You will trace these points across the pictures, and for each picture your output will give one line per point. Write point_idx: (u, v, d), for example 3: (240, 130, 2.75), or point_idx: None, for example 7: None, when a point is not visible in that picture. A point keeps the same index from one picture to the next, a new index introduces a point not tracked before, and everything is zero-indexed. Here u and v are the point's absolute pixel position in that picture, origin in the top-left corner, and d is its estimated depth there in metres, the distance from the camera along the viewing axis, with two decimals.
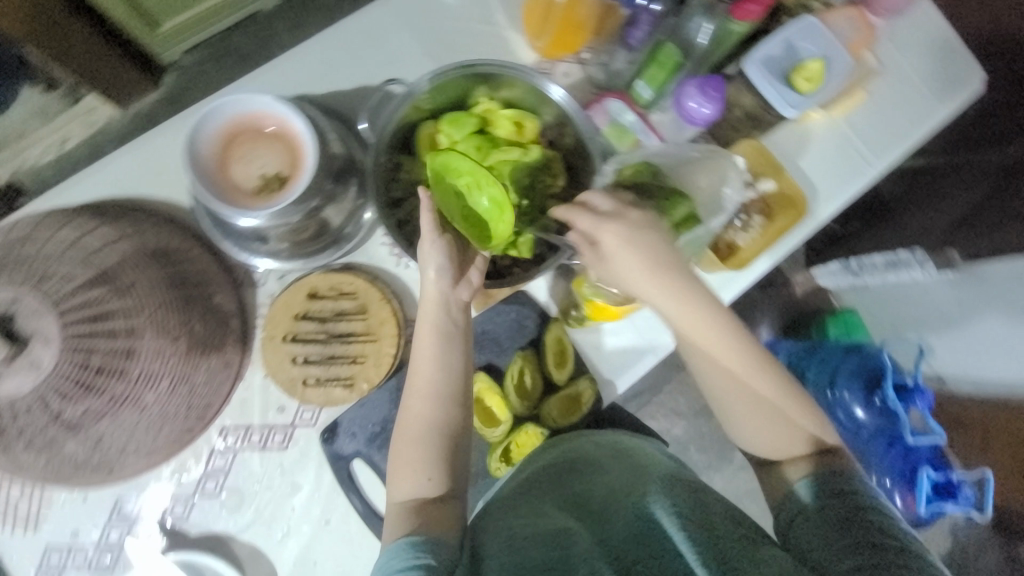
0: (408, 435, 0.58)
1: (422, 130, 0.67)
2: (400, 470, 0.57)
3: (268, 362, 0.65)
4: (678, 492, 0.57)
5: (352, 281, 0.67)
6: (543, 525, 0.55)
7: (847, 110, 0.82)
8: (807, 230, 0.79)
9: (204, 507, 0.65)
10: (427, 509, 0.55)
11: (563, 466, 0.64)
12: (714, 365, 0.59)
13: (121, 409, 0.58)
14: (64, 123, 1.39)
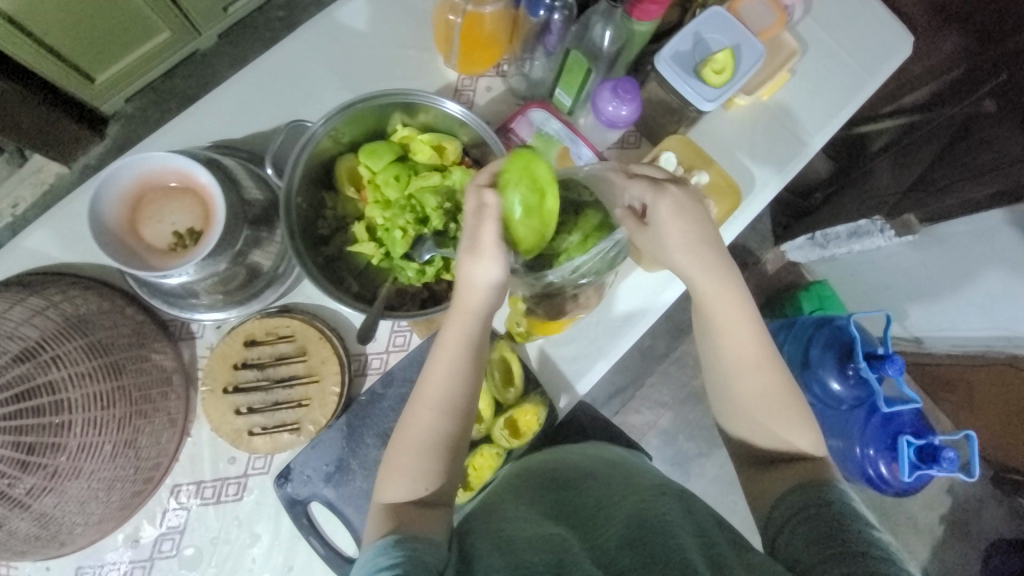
0: (417, 433, 0.56)
1: (340, 164, 0.66)
2: (395, 469, 0.56)
3: (211, 417, 0.65)
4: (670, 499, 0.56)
5: (288, 323, 0.67)
6: (534, 529, 0.52)
7: (773, 92, 0.82)
8: (746, 216, 0.79)
9: (164, 568, 0.64)
10: (408, 514, 0.54)
11: (549, 483, 0.63)
12: (733, 347, 0.60)
13: (61, 485, 0.55)
14: (12, 185, 1.37)
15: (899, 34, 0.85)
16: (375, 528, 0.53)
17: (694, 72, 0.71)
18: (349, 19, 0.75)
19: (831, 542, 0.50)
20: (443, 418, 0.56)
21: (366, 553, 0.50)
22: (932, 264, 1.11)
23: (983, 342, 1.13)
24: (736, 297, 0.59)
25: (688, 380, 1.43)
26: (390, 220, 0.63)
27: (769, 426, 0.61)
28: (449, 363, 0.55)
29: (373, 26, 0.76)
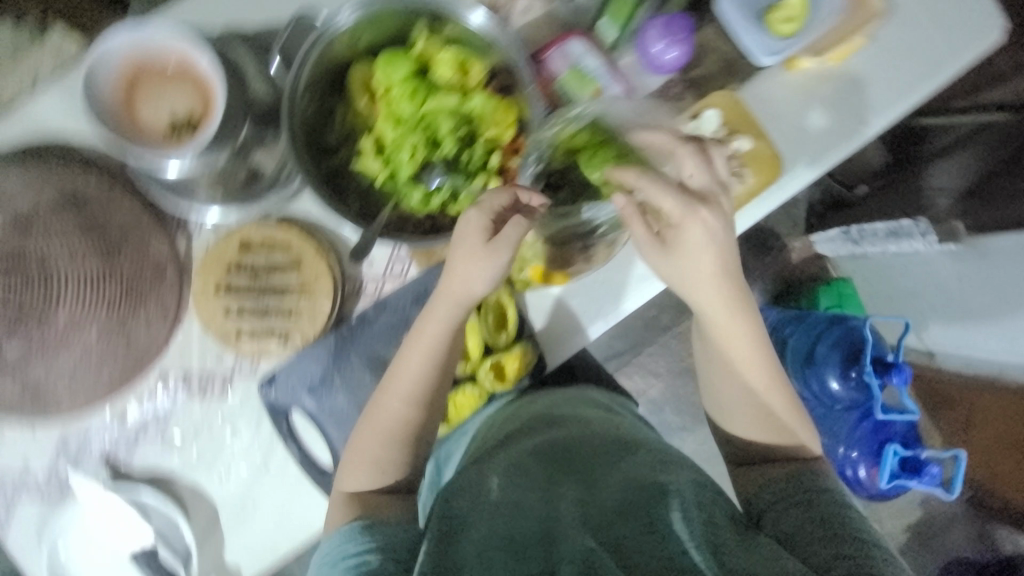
0: (383, 420, 0.59)
1: (354, 70, 0.61)
2: (357, 465, 0.60)
3: (200, 314, 0.64)
4: (676, 477, 0.53)
5: (286, 233, 0.65)
6: (519, 492, 0.54)
7: (845, 58, 0.73)
8: (785, 194, 0.73)
9: (147, 447, 0.66)
10: (368, 500, 0.59)
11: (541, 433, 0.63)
12: (720, 354, 0.59)
13: (56, 350, 0.63)
14: None
15: (993, 14, 0.74)
16: (341, 513, 0.58)
17: (760, 19, 0.70)
18: None
19: (816, 524, 0.50)
20: (412, 405, 0.59)
21: (328, 542, 0.55)
22: (976, 283, 1.03)
23: (997, 366, 1.09)
24: (721, 302, 0.55)
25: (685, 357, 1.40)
26: (398, 139, 0.59)
27: (750, 407, 0.61)
28: (428, 350, 0.57)
29: None
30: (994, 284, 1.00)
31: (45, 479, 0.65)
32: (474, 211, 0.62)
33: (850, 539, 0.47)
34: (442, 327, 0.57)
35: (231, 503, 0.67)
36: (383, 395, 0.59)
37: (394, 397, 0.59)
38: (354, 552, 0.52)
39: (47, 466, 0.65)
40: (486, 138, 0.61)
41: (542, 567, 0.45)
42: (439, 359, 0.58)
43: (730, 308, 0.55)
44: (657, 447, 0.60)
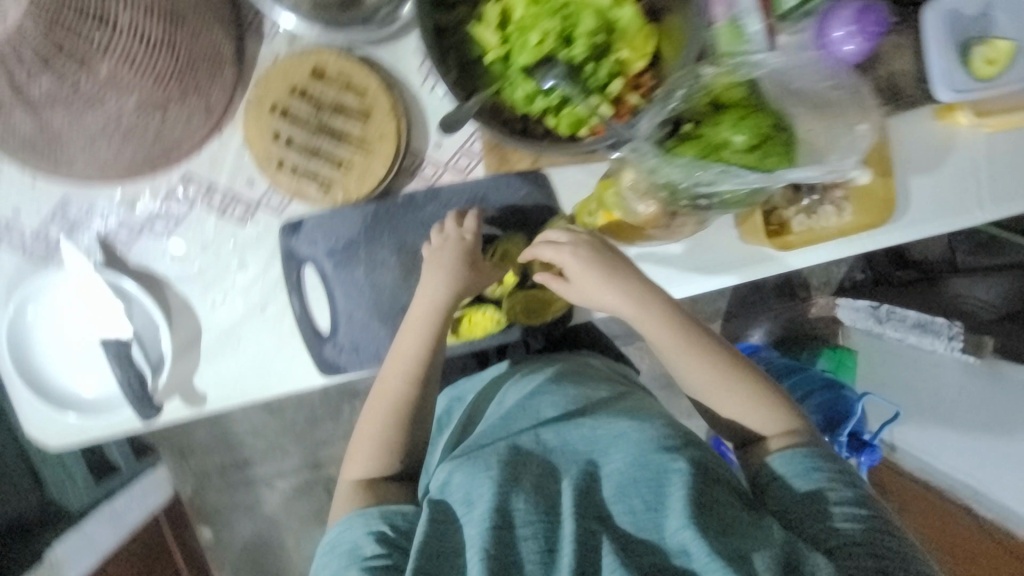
0: (382, 401, 0.62)
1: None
2: (361, 450, 0.63)
3: (247, 126, 0.58)
4: (679, 450, 0.55)
5: (365, 77, 0.58)
6: (513, 466, 0.57)
7: (997, 131, 0.67)
8: (875, 244, 0.68)
9: (149, 244, 0.62)
10: (377, 487, 0.60)
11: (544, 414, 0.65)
12: (696, 371, 0.61)
13: (79, 105, 0.48)
14: None
15: None
16: (347, 502, 0.60)
17: (961, 51, 0.62)
18: None
19: (818, 504, 0.51)
20: (406, 385, 0.61)
21: (334, 527, 0.57)
22: (974, 402, 0.92)
23: (950, 479, 0.97)
24: (664, 332, 0.59)
25: None
26: (527, 20, 0.52)
27: (735, 407, 0.61)
28: (413, 338, 0.61)
29: None
30: (992, 406, 0.90)
31: (29, 239, 0.60)
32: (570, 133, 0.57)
33: (847, 515, 0.50)
34: (423, 320, 0.60)
35: (218, 330, 0.64)
36: (376, 395, 0.63)
37: (388, 378, 0.62)
38: (352, 538, 0.55)
39: (37, 225, 0.60)
40: (616, 58, 0.54)
41: (541, 547, 0.49)
42: (427, 346, 0.61)
43: (676, 335, 0.59)
44: (661, 420, 0.62)
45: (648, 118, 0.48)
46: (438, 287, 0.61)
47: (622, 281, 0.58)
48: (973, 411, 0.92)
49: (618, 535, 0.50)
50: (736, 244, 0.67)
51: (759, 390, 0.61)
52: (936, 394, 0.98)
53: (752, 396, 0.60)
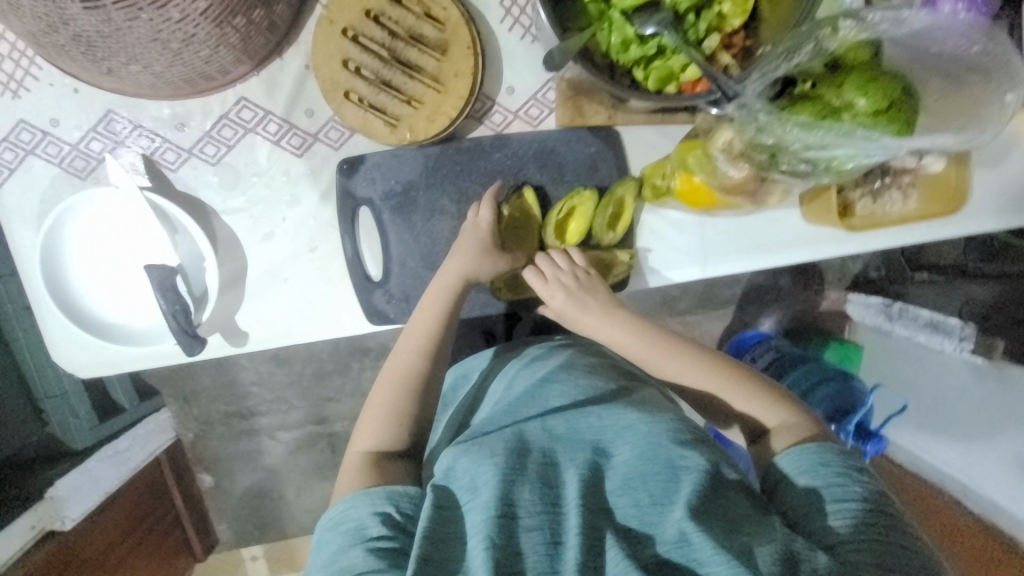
0: (393, 375, 0.59)
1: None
2: (371, 421, 0.57)
3: (315, 50, 0.54)
4: (690, 444, 0.51)
5: (445, 7, 0.54)
6: (513, 451, 0.51)
7: None
8: (934, 235, 0.67)
9: (197, 168, 0.59)
10: (383, 463, 0.54)
11: (545, 398, 0.60)
12: (680, 373, 0.61)
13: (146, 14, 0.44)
14: None
15: None
16: (350, 479, 0.53)
17: None
18: None
19: (829, 502, 0.47)
20: (420, 359, 0.59)
21: (334, 506, 0.50)
22: (973, 406, 0.90)
23: (938, 475, 0.95)
24: (657, 348, 0.61)
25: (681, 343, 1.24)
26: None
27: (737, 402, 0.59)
28: (430, 314, 0.59)
29: None
30: (987, 410, 0.87)
31: (68, 152, 0.57)
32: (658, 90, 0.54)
33: (848, 512, 0.46)
34: (441, 292, 0.59)
35: (264, 267, 0.61)
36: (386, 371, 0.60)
37: (401, 351, 0.60)
38: (355, 518, 0.48)
39: (78, 139, 0.57)
40: (716, 11, 0.51)
41: (546, 541, 0.44)
42: (444, 320, 0.59)
43: (671, 347, 0.61)
44: (669, 412, 0.58)
45: (757, 76, 0.46)
46: (467, 257, 0.59)
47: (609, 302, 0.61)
48: (970, 415, 0.90)
49: (622, 529, 0.46)
50: (799, 222, 0.65)
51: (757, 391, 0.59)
52: (936, 394, 0.97)
53: (754, 396, 0.58)
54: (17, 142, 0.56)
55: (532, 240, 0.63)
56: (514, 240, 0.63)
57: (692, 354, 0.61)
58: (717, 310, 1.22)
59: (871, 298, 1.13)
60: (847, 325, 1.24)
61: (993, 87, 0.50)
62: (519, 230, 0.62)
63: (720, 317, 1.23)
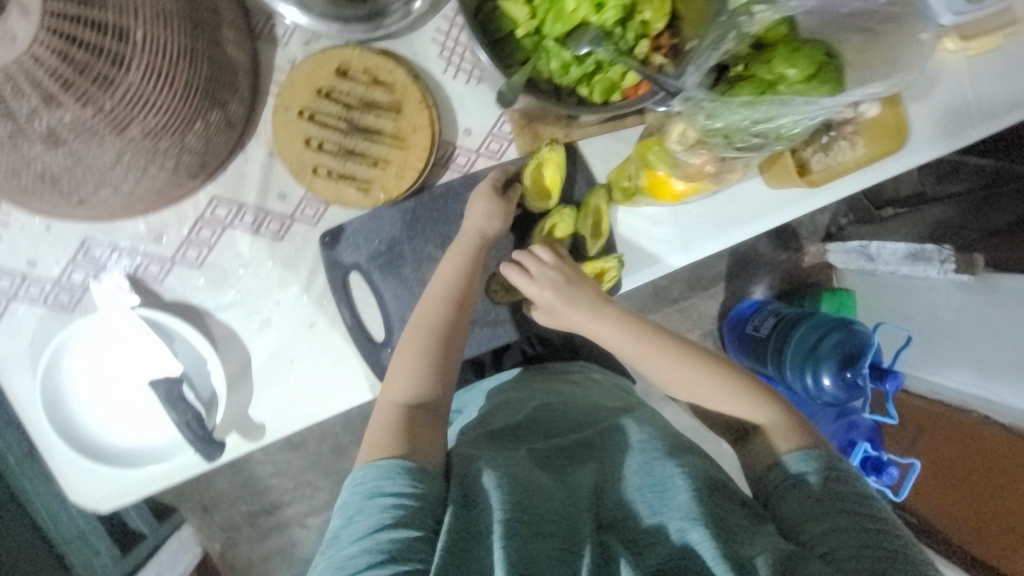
0: (418, 332, 0.56)
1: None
2: (400, 372, 0.55)
3: (277, 136, 0.56)
4: (685, 458, 0.53)
5: (391, 70, 0.57)
6: (522, 465, 0.50)
7: (977, 54, 0.72)
8: (886, 173, 0.71)
9: (183, 274, 0.59)
10: (419, 416, 0.53)
11: (540, 421, 0.60)
12: (668, 370, 0.59)
13: (103, 133, 0.46)
14: None
15: None
16: (382, 437, 0.50)
17: None
18: None
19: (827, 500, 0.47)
20: (449, 315, 0.57)
21: (361, 472, 0.47)
22: (972, 330, 0.93)
23: (959, 395, 0.98)
24: (659, 357, 0.59)
25: (686, 330, 1.23)
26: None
27: (733, 408, 0.58)
28: (454, 274, 0.58)
29: None
30: (982, 325, 0.91)
31: (52, 288, 0.57)
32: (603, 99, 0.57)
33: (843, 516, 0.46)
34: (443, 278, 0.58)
35: (267, 355, 0.61)
36: (410, 329, 0.57)
37: (424, 313, 0.57)
38: (390, 493, 0.45)
39: (59, 273, 0.57)
40: (639, 22, 0.55)
41: (561, 546, 0.43)
42: (470, 272, 0.58)
43: (673, 357, 0.59)
44: (663, 429, 0.60)
45: (694, 68, 0.49)
46: (480, 217, 0.59)
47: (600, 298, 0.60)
48: (972, 340, 0.93)
49: (628, 541, 0.46)
50: (763, 191, 0.68)
51: (762, 399, 0.57)
52: (938, 323, 1.00)
53: (756, 406, 0.57)
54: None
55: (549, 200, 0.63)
56: (537, 194, 0.62)
57: (701, 366, 0.59)
58: (709, 289, 1.24)
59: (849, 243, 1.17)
60: (835, 274, 1.26)
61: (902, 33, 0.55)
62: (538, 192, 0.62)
63: (714, 295, 1.25)
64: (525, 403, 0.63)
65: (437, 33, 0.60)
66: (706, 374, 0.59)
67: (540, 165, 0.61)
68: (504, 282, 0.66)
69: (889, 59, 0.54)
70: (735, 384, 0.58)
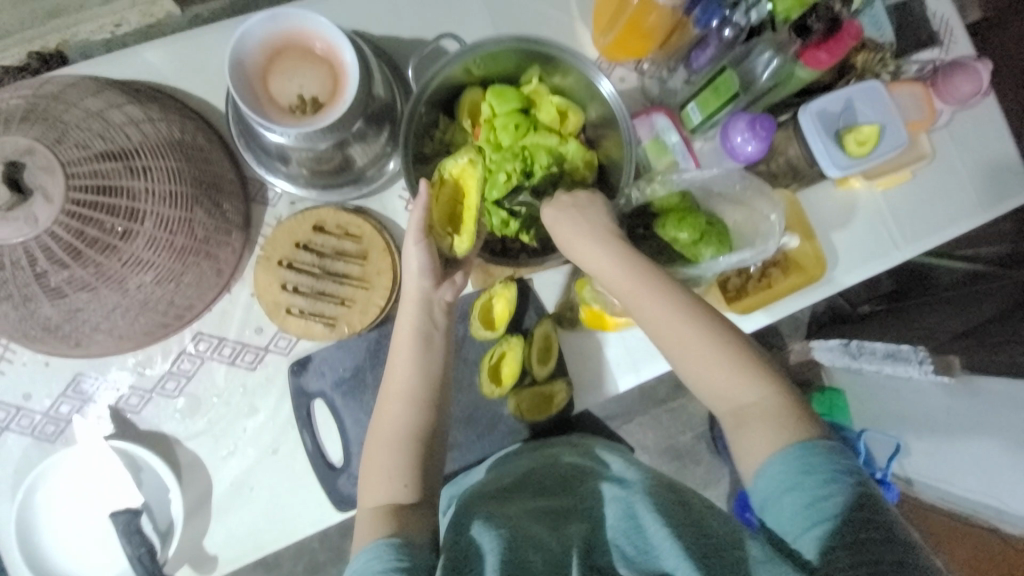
0: (382, 437, 0.56)
1: (465, 94, 0.66)
2: (377, 475, 0.55)
3: (257, 282, 0.65)
4: (669, 504, 0.56)
5: (360, 224, 0.67)
6: (521, 523, 0.55)
7: (889, 187, 0.79)
8: (820, 293, 0.77)
9: (160, 405, 0.64)
10: (401, 515, 0.52)
11: (531, 480, 0.63)
12: (673, 346, 0.54)
13: (103, 286, 0.55)
14: (121, 7, 1.16)
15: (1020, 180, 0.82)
16: (367, 532, 0.52)
17: (835, 135, 0.69)
18: None
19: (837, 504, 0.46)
20: (406, 413, 0.56)
21: (356, 559, 0.49)
22: (966, 441, 0.91)
23: (968, 502, 0.92)
24: (665, 313, 0.54)
25: (676, 433, 1.20)
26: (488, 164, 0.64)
27: (722, 385, 0.53)
28: (405, 363, 0.57)
29: None
30: (970, 421, 0.90)
31: (40, 420, 0.62)
32: (540, 243, 0.66)
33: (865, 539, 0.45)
34: (418, 281, 0.58)
35: (227, 484, 0.64)
36: (373, 435, 0.57)
37: (382, 419, 0.56)
38: (378, 572, 0.47)
39: (49, 405, 0.63)
40: (568, 183, 0.66)
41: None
42: (420, 364, 0.57)
43: (677, 313, 0.54)
44: (651, 474, 0.64)
45: None
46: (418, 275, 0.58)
47: (609, 242, 0.56)
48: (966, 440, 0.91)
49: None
50: None
51: (756, 377, 0.53)
52: (932, 427, 0.98)
53: (749, 384, 0.53)
54: None
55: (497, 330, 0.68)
56: (485, 322, 0.68)
57: (706, 332, 0.54)
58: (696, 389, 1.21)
59: (828, 341, 1.14)
60: (822, 372, 1.23)
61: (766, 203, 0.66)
62: (490, 315, 0.68)
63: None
64: (518, 459, 0.66)
65: (403, 190, 0.70)
66: (709, 346, 0.53)
67: (492, 297, 0.67)
68: (462, 406, 0.69)
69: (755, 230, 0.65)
70: (737, 356, 0.53)
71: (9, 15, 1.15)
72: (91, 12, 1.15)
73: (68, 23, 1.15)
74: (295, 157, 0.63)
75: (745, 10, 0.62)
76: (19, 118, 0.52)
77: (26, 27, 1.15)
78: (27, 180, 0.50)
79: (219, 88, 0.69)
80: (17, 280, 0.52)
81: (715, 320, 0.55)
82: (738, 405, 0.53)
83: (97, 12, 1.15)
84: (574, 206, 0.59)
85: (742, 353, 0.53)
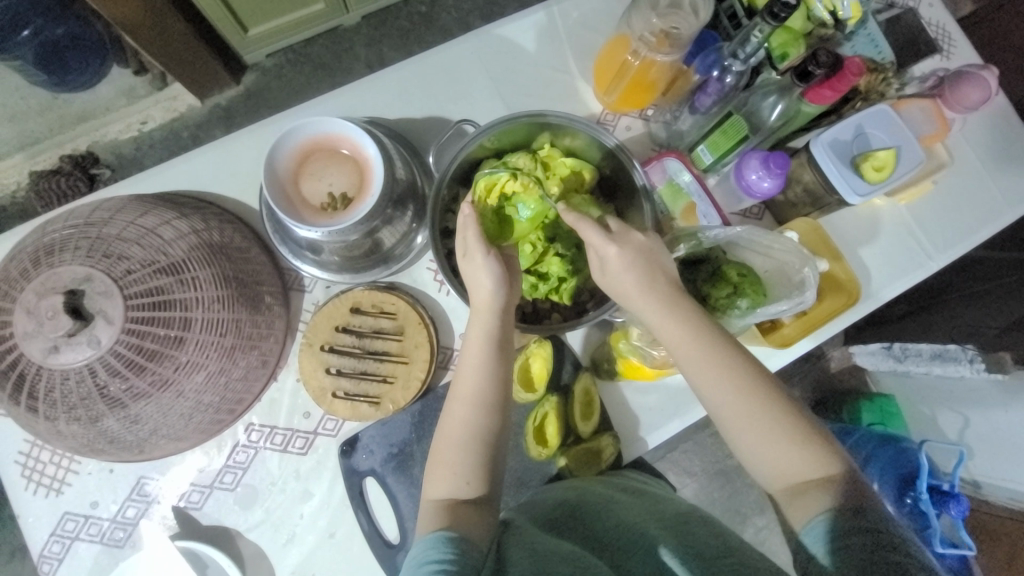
0: (449, 438, 0.56)
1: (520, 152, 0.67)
2: (442, 471, 0.55)
3: (301, 370, 0.68)
4: (690, 537, 0.52)
5: (395, 302, 0.69)
6: (556, 543, 0.51)
7: (912, 199, 0.78)
8: (856, 313, 0.75)
9: (219, 499, 0.67)
10: (458, 510, 0.53)
11: (562, 508, 0.59)
12: (718, 386, 0.54)
13: (161, 393, 0.57)
14: (145, 106, 1.24)
15: None
16: (426, 524, 0.52)
17: (851, 164, 0.70)
18: (516, 33, 0.76)
19: (849, 525, 0.47)
20: (475, 414, 0.56)
21: (417, 546, 0.50)
22: None
23: None
24: (720, 376, 0.54)
25: (723, 457, 1.16)
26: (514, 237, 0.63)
27: (780, 455, 0.53)
28: (473, 368, 0.56)
29: (538, 46, 0.76)
30: None
31: (108, 527, 0.66)
32: (572, 300, 0.68)
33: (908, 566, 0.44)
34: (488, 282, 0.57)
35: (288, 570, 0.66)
36: (440, 433, 0.57)
37: (454, 421, 0.56)
38: (436, 559, 0.47)
39: (116, 510, 0.66)
40: None
41: None
42: (492, 369, 0.56)
43: (717, 356, 0.54)
44: (672, 505, 0.59)
45: None
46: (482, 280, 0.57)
47: (682, 309, 0.55)
48: None
49: None
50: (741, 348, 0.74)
51: (821, 447, 0.53)
52: (992, 424, 0.90)
53: (807, 454, 0.52)
54: (63, 534, 0.65)
55: (539, 388, 0.68)
56: (526, 382, 0.69)
57: (767, 389, 0.54)
58: None
59: (869, 345, 1.12)
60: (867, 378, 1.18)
61: (796, 263, 0.63)
62: (528, 375, 0.69)
63: None
64: (549, 494, 0.62)
65: (430, 262, 0.72)
66: (764, 405, 0.53)
67: (528, 357, 0.68)
68: (513, 469, 0.69)
69: (789, 283, 0.63)
70: (793, 418, 0.54)
71: (41, 124, 1.23)
72: (118, 113, 1.24)
73: (96, 126, 1.23)
74: (327, 247, 0.67)
75: (744, 60, 0.65)
76: (73, 246, 0.56)
77: (54, 134, 1.23)
78: (89, 307, 0.53)
79: (253, 187, 0.73)
80: (80, 395, 0.55)
81: (774, 386, 0.55)
82: (795, 475, 0.52)
83: (124, 113, 1.23)
84: (639, 257, 0.56)
85: (799, 423, 0.53)
